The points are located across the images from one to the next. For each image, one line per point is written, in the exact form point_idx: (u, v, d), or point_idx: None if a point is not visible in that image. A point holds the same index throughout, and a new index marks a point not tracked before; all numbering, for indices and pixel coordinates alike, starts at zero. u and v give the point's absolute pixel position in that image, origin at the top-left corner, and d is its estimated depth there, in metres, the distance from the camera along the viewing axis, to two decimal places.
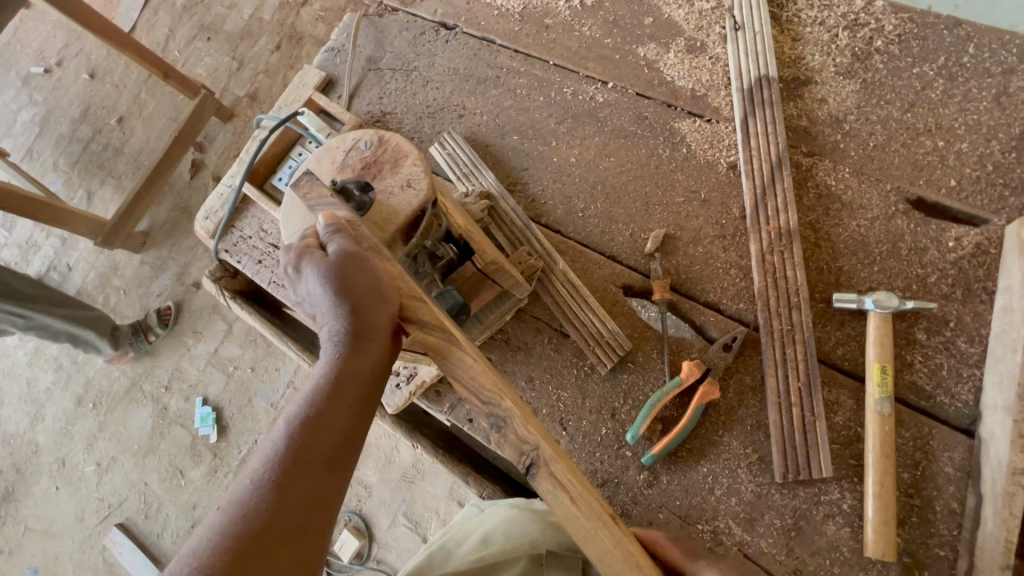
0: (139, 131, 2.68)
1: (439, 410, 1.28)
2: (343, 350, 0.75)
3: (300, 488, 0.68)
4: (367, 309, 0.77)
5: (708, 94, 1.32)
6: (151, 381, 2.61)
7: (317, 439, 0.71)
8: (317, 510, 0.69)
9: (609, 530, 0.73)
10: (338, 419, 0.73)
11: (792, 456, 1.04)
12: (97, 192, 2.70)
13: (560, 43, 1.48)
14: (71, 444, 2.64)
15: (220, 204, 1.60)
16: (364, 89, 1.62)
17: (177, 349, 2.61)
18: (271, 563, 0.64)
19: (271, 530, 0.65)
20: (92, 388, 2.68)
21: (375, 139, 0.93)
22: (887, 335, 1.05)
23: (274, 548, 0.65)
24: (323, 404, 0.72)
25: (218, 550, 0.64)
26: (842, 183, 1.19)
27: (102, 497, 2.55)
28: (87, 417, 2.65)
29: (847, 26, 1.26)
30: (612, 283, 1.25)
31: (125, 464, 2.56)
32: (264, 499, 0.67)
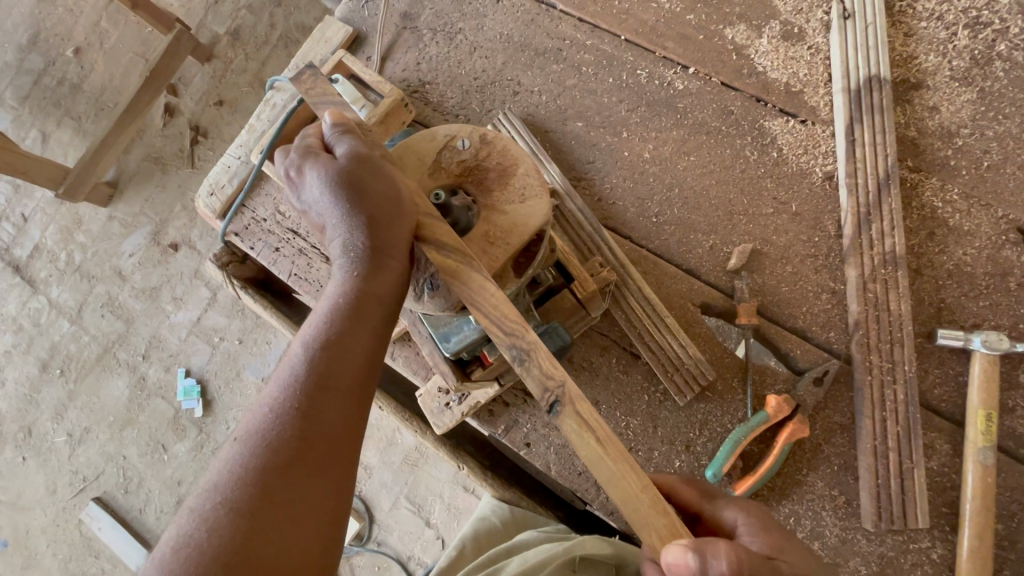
0: (98, 66, 2.50)
1: (492, 432, 1.17)
2: (362, 263, 0.66)
3: (325, 415, 0.61)
4: (386, 218, 0.67)
5: (804, 91, 1.17)
6: (127, 349, 2.41)
7: (340, 360, 0.63)
8: (344, 437, 0.61)
9: (638, 476, 0.62)
10: (362, 339, 0.65)
11: (887, 504, 0.98)
12: (53, 133, 2.53)
13: (633, 15, 1.29)
14: (37, 413, 2.44)
15: (227, 177, 1.39)
16: (399, 51, 1.40)
17: (156, 315, 2.40)
18: (298, 497, 0.57)
19: (298, 460, 0.59)
20: (58, 353, 2.47)
21: (478, 136, 0.75)
22: (994, 380, 0.98)
23: (301, 479, 0.58)
24: (343, 323, 0.64)
25: (240, 485, 0.57)
26: (950, 205, 1.08)
27: (75, 470, 2.37)
28: (54, 384, 2.45)
29: (969, 24, 1.12)
30: (690, 301, 1.14)
31: (100, 435, 2.38)
32: (286, 428, 0.60)
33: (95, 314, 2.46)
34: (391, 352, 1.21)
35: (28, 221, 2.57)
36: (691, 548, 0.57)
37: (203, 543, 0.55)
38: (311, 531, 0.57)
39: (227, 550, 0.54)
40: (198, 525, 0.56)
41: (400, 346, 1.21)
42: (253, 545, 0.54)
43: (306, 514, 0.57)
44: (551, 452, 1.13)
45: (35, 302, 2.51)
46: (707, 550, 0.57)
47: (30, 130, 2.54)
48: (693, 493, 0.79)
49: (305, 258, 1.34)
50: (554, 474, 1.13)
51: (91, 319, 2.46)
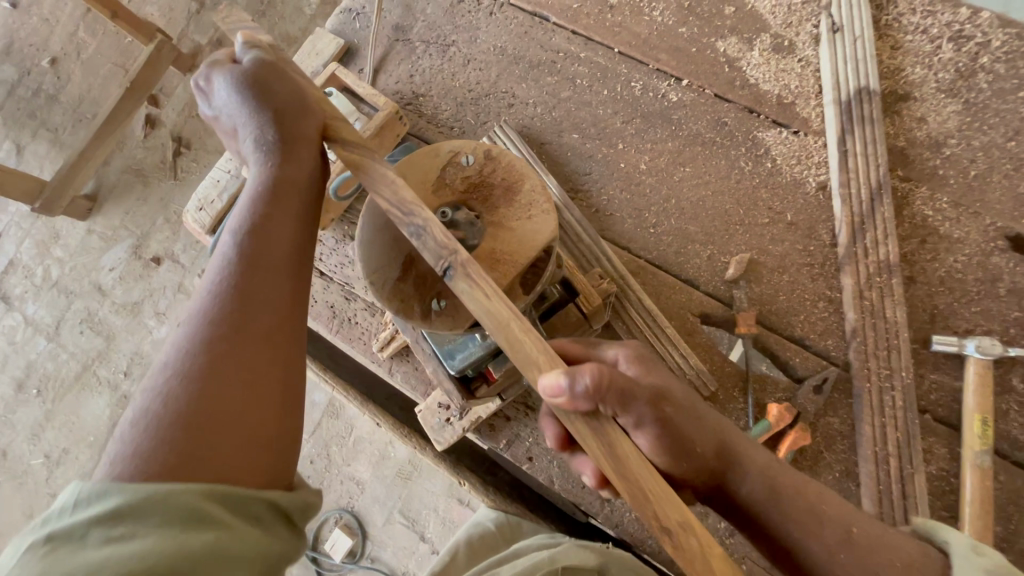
0: (75, 78, 2.44)
1: (494, 446, 1.15)
2: (277, 155, 0.73)
3: (264, 286, 0.65)
4: (293, 115, 0.75)
5: (796, 102, 1.20)
6: (107, 367, 2.41)
7: (270, 239, 0.67)
8: (283, 304, 0.65)
9: (520, 320, 0.61)
10: (288, 220, 0.70)
11: (891, 509, 0.98)
12: (27, 145, 2.47)
13: (626, 28, 1.30)
14: (13, 434, 2.44)
15: (216, 192, 1.36)
16: (392, 63, 1.39)
17: (137, 332, 2.40)
18: (247, 355, 0.61)
19: (241, 328, 0.62)
20: (34, 372, 2.47)
21: (482, 152, 0.74)
22: (988, 384, 1.00)
23: (247, 344, 0.61)
24: (266, 207, 0.69)
25: (188, 354, 0.60)
26: (940, 213, 1.11)
27: (53, 492, 2.37)
28: (31, 404, 2.45)
29: (952, 37, 1.15)
30: (690, 311, 1.14)
31: (80, 457, 2.38)
32: (226, 301, 0.63)
33: (74, 331, 2.46)
34: (389, 367, 1.21)
35: (3, 238, 2.58)
36: (563, 373, 0.60)
37: (160, 411, 0.56)
38: (265, 389, 0.60)
39: (184, 408, 0.56)
40: (152, 398, 0.58)
41: (398, 361, 1.20)
42: (210, 402, 0.57)
43: (257, 370, 0.60)
44: (553, 466, 1.12)
45: (10, 320, 2.52)
46: (574, 370, 0.60)
47: (3, 143, 2.48)
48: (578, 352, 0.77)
49: None
50: (556, 487, 1.12)
51: (69, 337, 2.46)
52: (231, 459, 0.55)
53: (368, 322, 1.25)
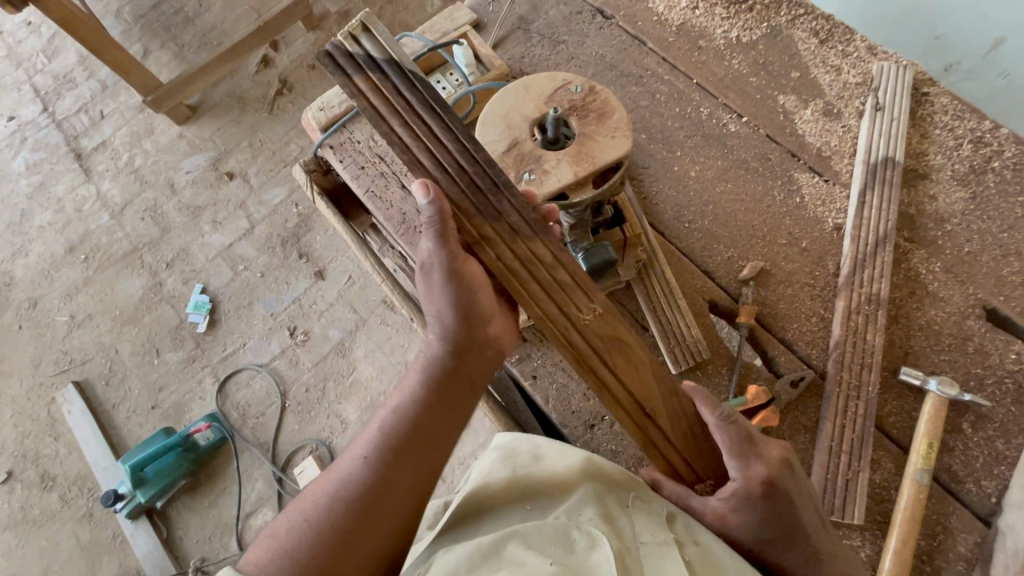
0: (215, 8, 2.90)
1: (506, 360, 1.32)
2: (464, 307, 0.87)
3: (444, 400, 0.86)
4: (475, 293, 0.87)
5: (832, 158, 1.42)
6: (154, 254, 2.66)
7: (456, 364, 0.88)
8: (459, 407, 0.87)
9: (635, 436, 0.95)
10: (470, 344, 0.89)
11: (830, 495, 1.12)
12: (153, 52, 2.88)
13: (707, 67, 1.56)
14: (49, 289, 2.67)
15: (338, 101, 1.61)
16: (509, 43, 1.66)
17: (192, 232, 2.67)
18: (428, 436, 0.84)
19: (419, 433, 0.83)
20: (88, 241, 2.72)
21: (588, 85, 0.95)
22: (940, 417, 1.14)
23: (423, 442, 0.83)
24: (469, 307, 0.87)
25: (388, 439, 0.82)
26: (932, 274, 1.29)
27: (64, 351, 2.58)
28: (74, 266, 2.69)
29: (973, 140, 1.38)
30: (702, 296, 1.32)
31: (100, 324, 2.60)
32: (412, 412, 0.85)
33: (135, 215, 2.72)
34: None
35: (104, 121, 2.89)
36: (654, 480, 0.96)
37: (326, 516, 0.77)
38: (430, 474, 0.83)
39: (360, 507, 0.78)
40: (324, 499, 0.79)
41: None
42: (377, 506, 0.78)
43: (422, 468, 0.82)
44: (551, 389, 1.28)
45: (84, 190, 2.79)
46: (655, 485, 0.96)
47: (135, 44, 2.90)
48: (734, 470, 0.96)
49: (383, 182, 1.54)
50: (548, 408, 1.28)
51: (130, 219, 2.72)
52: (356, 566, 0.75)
53: None
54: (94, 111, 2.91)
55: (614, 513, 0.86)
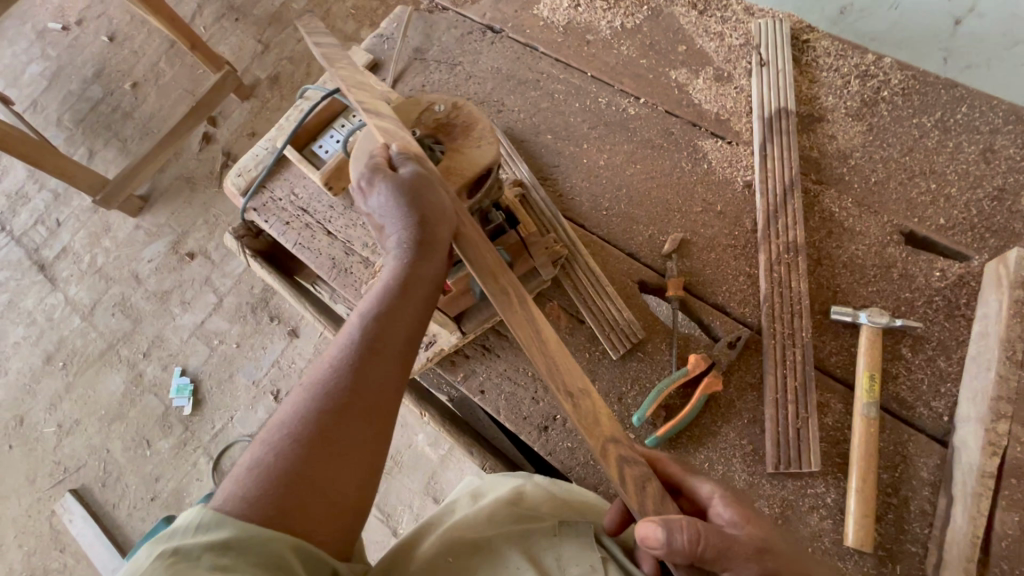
0: (150, 98, 2.96)
1: (453, 380, 1.33)
2: (411, 258, 0.88)
3: (382, 366, 0.83)
4: (431, 233, 0.88)
5: (730, 119, 1.45)
6: (129, 346, 2.67)
7: (393, 327, 0.85)
8: (392, 376, 0.84)
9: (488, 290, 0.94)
10: (409, 312, 0.87)
11: (785, 448, 1.12)
12: (99, 150, 2.94)
13: (599, 58, 1.60)
14: (32, 403, 2.67)
15: (254, 163, 1.64)
16: (409, 76, 1.70)
17: (163, 316, 2.69)
18: (376, 375, 0.83)
19: (356, 398, 0.81)
20: (63, 347, 2.73)
21: (451, 102, 0.99)
22: (877, 347, 1.15)
23: (360, 409, 0.81)
24: (413, 275, 0.87)
25: (326, 391, 0.81)
26: (845, 210, 1.31)
27: (58, 460, 2.57)
28: (54, 376, 2.69)
29: (859, 75, 1.41)
30: (630, 278, 1.34)
31: (88, 428, 2.60)
32: (349, 375, 0.82)
33: (106, 311, 2.75)
34: None
35: (61, 227, 2.91)
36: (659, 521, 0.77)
37: (260, 477, 0.76)
38: (371, 444, 0.81)
39: (312, 454, 0.77)
40: (260, 459, 0.77)
41: None
42: (333, 449, 0.78)
43: (378, 414, 0.82)
44: (501, 399, 1.29)
45: (53, 298, 2.81)
46: (671, 527, 0.76)
47: (80, 147, 2.95)
48: (678, 469, 0.91)
49: (310, 233, 1.56)
50: (501, 419, 1.28)
51: (101, 317, 2.74)
52: (312, 515, 0.75)
53: (361, 273, 1.49)
54: (50, 220, 2.93)
55: (541, 551, 0.96)
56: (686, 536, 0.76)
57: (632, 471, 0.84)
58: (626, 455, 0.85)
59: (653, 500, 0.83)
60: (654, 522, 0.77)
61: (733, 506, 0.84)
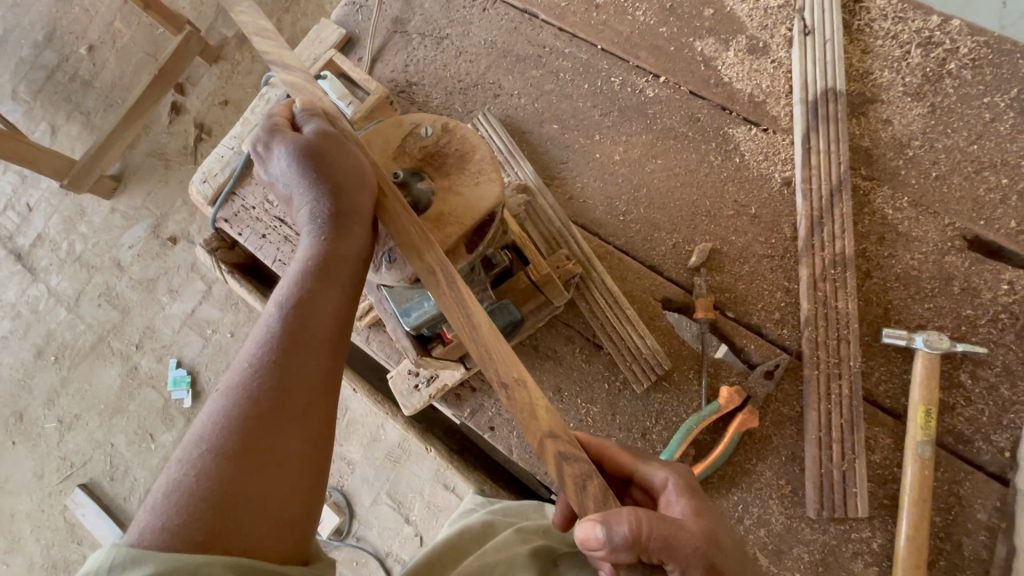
0: (110, 63, 2.44)
1: (458, 415, 1.21)
2: (328, 232, 0.72)
3: (309, 360, 0.67)
4: (349, 197, 0.72)
5: (766, 102, 1.24)
6: (121, 337, 2.31)
7: (317, 314, 0.69)
8: (324, 371, 0.68)
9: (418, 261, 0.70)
10: (333, 294, 0.71)
11: (829, 491, 1.02)
12: (62, 126, 2.47)
13: (609, 26, 1.36)
14: (30, 399, 2.35)
15: (220, 166, 1.45)
16: (389, 53, 1.47)
17: (152, 306, 2.30)
18: (304, 360, 0.67)
19: (280, 401, 0.64)
20: (53, 340, 2.37)
21: (440, 124, 0.79)
22: (934, 378, 1.02)
23: (286, 413, 0.64)
24: (335, 250, 0.72)
25: (242, 398, 0.64)
26: (900, 212, 1.14)
27: (64, 456, 2.28)
28: (47, 371, 2.35)
29: (922, 44, 1.19)
30: (652, 296, 1.19)
31: (90, 422, 2.28)
32: (268, 375, 0.65)
33: (93, 302, 2.36)
34: (366, 336, 1.27)
35: (31, 211, 2.48)
36: (598, 519, 0.61)
37: (167, 518, 0.57)
38: (308, 453, 0.64)
39: (239, 462, 0.60)
40: (166, 496, 0.59)
41: (375, 331, 1.27)
42: (264, 452, 0.61)
43: (315, 405, 0.66)
44: (513, 436, 1.18)
45: (34, 290, 2.41)
46: (610, 519, 0.61)
47: (40, 123, 2.48)
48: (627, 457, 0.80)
49: (290, 246, 1.40)
50: (514, 458, 1.18)
51: (88, 307, 2.36)
52: (254, 536, 0.58)
53: None
54: (19, 204, 2.50)
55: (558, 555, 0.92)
56: (628, 528, 0.60)
57: (573, 470, 0.65)
58: (567, 451, 0.65)
59: (596, 499, 0.64)
60: (594, 517, 0.61)
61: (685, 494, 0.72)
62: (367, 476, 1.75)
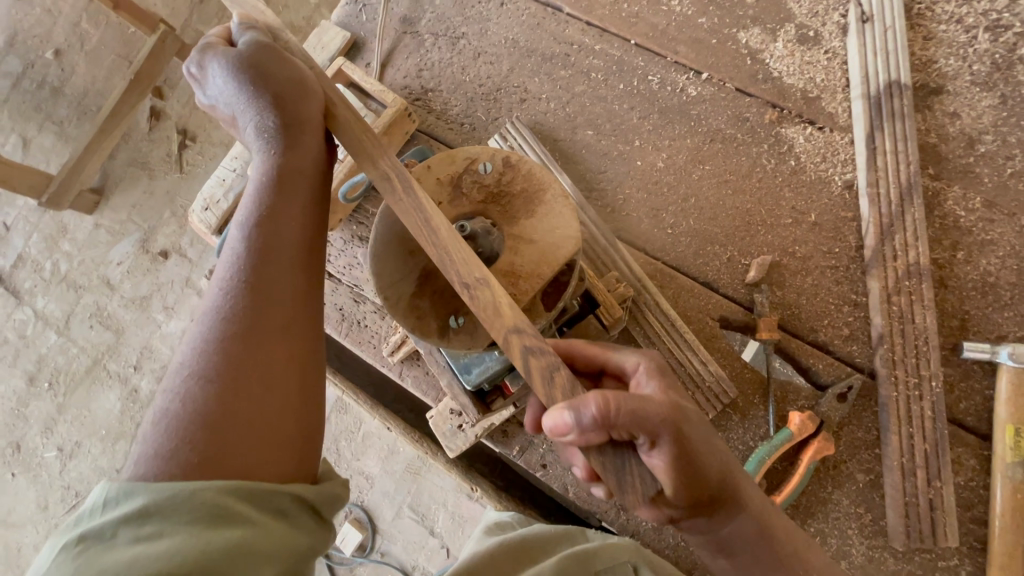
0: (79, 69, 2.26)
1: (507, 453, 1.13)
2: (281, 146, 0.70)
3: (282, 275, 0.64)
4: (295, 108, 0.71)
5: (822, 96, 1.14)
6: (117, 360, 2.14)
7: (284, 229, 0.66)
8: (300, 284, 0.65)
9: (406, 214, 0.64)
10: (298, 209, 0.68)
11: (916, 521, 0.96)
12: (33, 138, 2.29)
13: (644, 19, 1.24)
14: (25, 429, 2.18)
15: (222, 191, 1.32)
16: (399, 57, 1.34)
17: (146, 327, 2.13)
18: (279, 277, 0.64)
19: (256, 315, 0.61)
20: (44, 366, 2.20)
21: (500, 160, 0.71)
22: (1023, 395, 0.95)
23: (265, 326, 0.61)
24: (292, 164, 0.70)
25: (217, 320, 0.61)
26: (974, 214, 1.05)
27: (65, 486, 2.11)
28: (42, 399, 2.19)
29: (989, 27, 1.09)
30: (708, 315, 1.11)
31: (91, 449, 2.12)
32: (240, 294, 0.62)
33: (82, 325, 2.19)
34: (400, 372, 1.18)
35: (11, 229, 2.30)
36: (564, 407, 0.51)
37: (161, 444, 0.54)
38: (295, 365, 0.62)
39: (233, 379, 0.58)
40: (156, 427, 0.56)
41: (409, 366, 1.18)
42: (249, 366, 0.58)
43: (302, 321, 0.64)
44: (568, 473, 1.09)
45: (20, 314, 2.24)
46: (575, 401, 0.51)
47: (9, 136, 2.30)
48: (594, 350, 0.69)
49: None
50: (570, 496, 1.10)
51: (78, 331, 2.18)
52: (251, 448, 0.55)
53: (379, 325, 1.21)
54: None
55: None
56: (595, 411, 0.50)
57: (539, 362, 0.57)
58: (532, 343, 0.57)
59: (563, 391, 0.55)
60: (560, 405, 0.52)
61: (659, 376, 0.64)
62: (386, 487, 1.29)
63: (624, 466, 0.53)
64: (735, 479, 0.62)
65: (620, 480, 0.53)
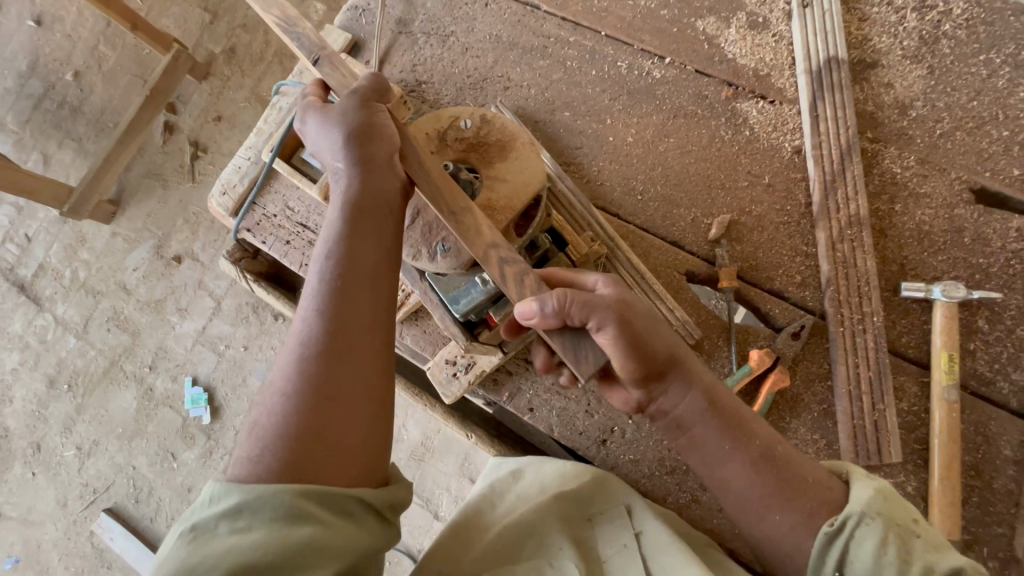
0: (99, 87, 2.43)
1: (498, 399, 1.24)
2: (362, 182, 0.77)
3: (366, 297, 0.74)
4: (374, 149, 0.78)
5: (772, 74, 1.28)
6: (133, 360, 2.26)
7: (365, 255, 0.75)
8: (380, 303, 0.75)
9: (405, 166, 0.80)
10: (377, 237, 0.77)
11: (864, 443, 1.07)
12: (55, 154, 2.46)
13: (612, 12, 1.39)
14: (46, 428, 2.28)
15: (238, 178, 1.46)
16: (395, 55, 1.49)
17: (161, 327, 2.25)
18: (363, 299, 0.73)
19: (345, 333, 0.71)
20: (64, 369, 2.31)
21: (478, 116, 0.84)
22: (954, 325, 1.07)
23: (353, 340, 0.71)
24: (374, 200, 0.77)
25: (313, 334, 0.71)
26: (909, 170, 1.18)
27: (86, 483, 2.22)
28: (61, 400, 2.29)
29: (916, 7, 1.23)
30: (676, 270, 1.24)
31: (109, 446, 2.23)
32: (331, 313, 0.72)
33: (100, 328, 2.30)
34: (401, 332, 1.30)
35: (32, 240, 2.39)
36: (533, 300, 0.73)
37: (274, 436, 0.66)
38: (377, 373, 0.72)
39: (313, 377, 0.68)
40: (269, 420, 0.68)
41: (408, 326, 1.29)
42: (338, 375, 0.69)
43: (364, 324, 0.72)
44: (553, 415, 1.21)
45: (41, 320, 2.35)
46: (541, 296, 0.74)
47: (33, 152, 2.47)
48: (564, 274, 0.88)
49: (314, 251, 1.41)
50: (556, 436, 1.22)
51: (96, 333, 2.30)
52: (343, 441, 0.67)
53: None
54: (17, 234, 2.41)
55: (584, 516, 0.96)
56: (555, 300, 0.72)
57: (513, 269, 0.76)
58: (507, 256, 0.76)
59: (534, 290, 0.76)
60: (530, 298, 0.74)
61: (617, 285, 0.83)
62: None
63: (577, 343, 0.76)
64: (681, 362, 0.84)
65: (577, 355, 0.76)
